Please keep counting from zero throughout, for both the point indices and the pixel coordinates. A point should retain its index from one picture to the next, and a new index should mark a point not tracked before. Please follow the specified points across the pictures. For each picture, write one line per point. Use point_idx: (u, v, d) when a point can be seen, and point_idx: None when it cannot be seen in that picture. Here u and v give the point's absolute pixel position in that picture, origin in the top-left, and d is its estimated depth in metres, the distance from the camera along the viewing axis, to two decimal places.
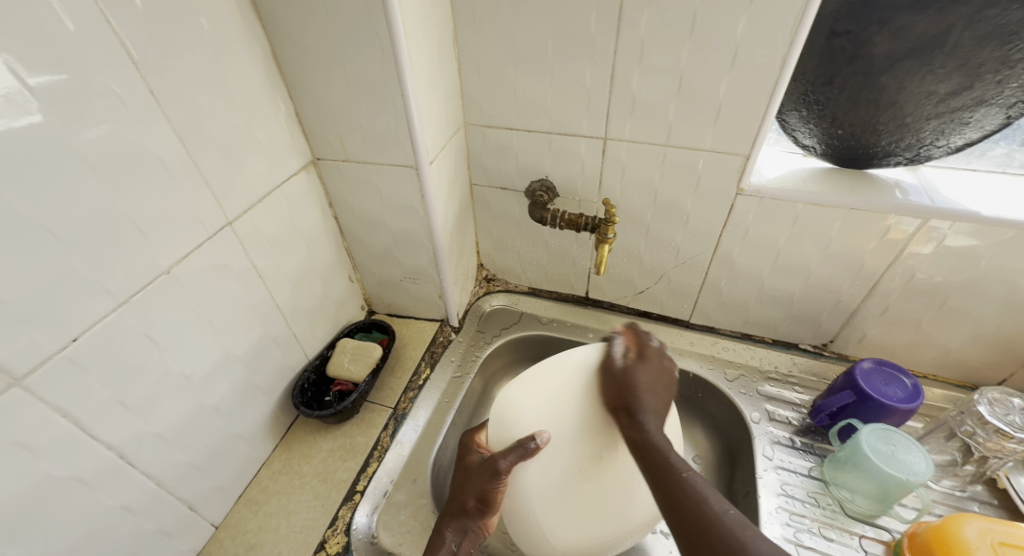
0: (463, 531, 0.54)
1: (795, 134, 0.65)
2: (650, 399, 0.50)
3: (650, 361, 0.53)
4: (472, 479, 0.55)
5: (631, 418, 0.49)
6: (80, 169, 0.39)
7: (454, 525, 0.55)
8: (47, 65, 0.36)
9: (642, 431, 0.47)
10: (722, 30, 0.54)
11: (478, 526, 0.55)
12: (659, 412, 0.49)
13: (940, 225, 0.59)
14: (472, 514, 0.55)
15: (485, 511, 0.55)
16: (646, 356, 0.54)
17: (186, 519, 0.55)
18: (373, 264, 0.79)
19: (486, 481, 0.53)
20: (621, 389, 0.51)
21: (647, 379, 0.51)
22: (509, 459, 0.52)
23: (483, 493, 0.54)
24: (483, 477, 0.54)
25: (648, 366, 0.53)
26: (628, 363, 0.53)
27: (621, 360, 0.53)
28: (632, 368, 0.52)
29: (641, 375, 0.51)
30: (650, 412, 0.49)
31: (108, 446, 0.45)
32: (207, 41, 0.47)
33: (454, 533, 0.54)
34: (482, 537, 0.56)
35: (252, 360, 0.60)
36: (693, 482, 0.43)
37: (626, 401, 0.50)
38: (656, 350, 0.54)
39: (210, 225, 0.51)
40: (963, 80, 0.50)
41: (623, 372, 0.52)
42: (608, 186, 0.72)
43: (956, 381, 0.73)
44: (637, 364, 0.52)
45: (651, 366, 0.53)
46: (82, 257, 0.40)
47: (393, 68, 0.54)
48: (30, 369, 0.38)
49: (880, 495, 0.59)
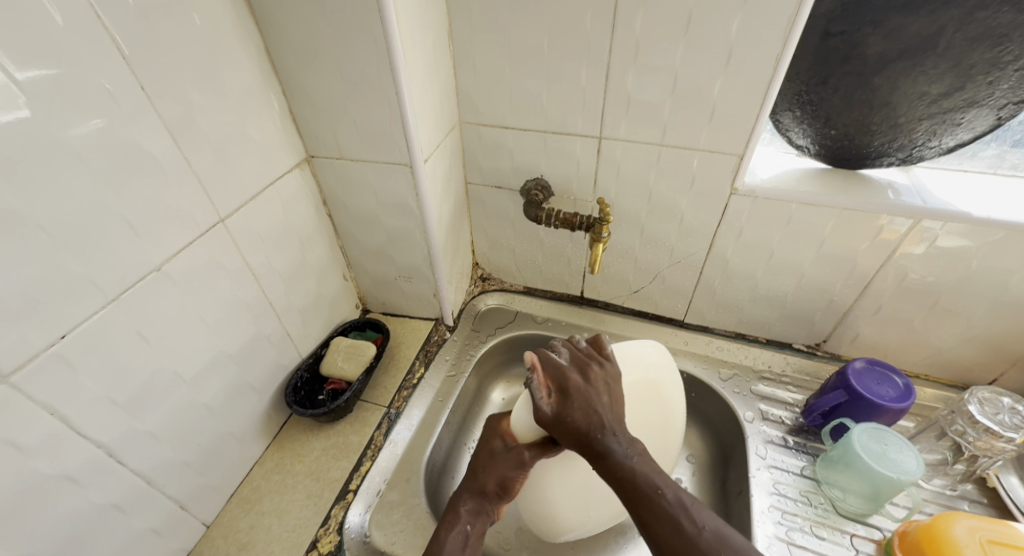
0: (479, 513, 0.55)
1: (788, 135, 0.65)
2: (604, 422, 0.49)
3: (587, 384, 0.51)
4: (494, 463, 0.56)
5: (596, 456, 0.47)
6: (70, 164, 0.39)
7: (470, 502, 0.55)
8: (36, 59, 0.36)
9: (613, 462, 0.47)
10: (717, 30, 0.54)
11: (491, 510, 0.56)
12: (620, 428, 0.49)
13: (932, 226, 0.60)
14: (490, 497, 0.56)
15: (503, 498, 0.56)
16: (588, 381, 0.52)
17: (177, 518, 0.55)
18: (367, 263, 0.78)
19: (510, 468, 0.55)
20: (577, 435, 0.48)
21: (598, 398, 0.50)
22: (535, 452, 0.54)
23: (503, 479, 0.55)
24: (508, 463, 0.55)
25: (579, 394, 0.50)
26: (563, 401, 0.50)
27: (547, 407, 0.50)
28: (568, 405, 0.49)
29: (582, 406, 0.49)
30: (614, 435, 0.48)
31: (97, 444, 0.44)
32: (200, 37, 0.47)
33: (470, 514, 0.54)
34: (494, 519, 0.57)
35: (245, 359, 0.60)
36: (670, 504, 0.43)
37: (587, 436, 0.48)
38: (568, 364, 0.53)
39: (203, 222, 0.51)
40: (954, 81, 0.51)
41: (558, 413, 0.49)
42: (603, 186, 0.72)
43: (947, 381, 0.74)
44: (567, 402, 0.50)
45: (598, 385, 0.51)
46: (73, 252, 0.40)
47: (388, 65, 0.53)
48: (18, 365, 0.38)
49: (871, 494, 0.59)
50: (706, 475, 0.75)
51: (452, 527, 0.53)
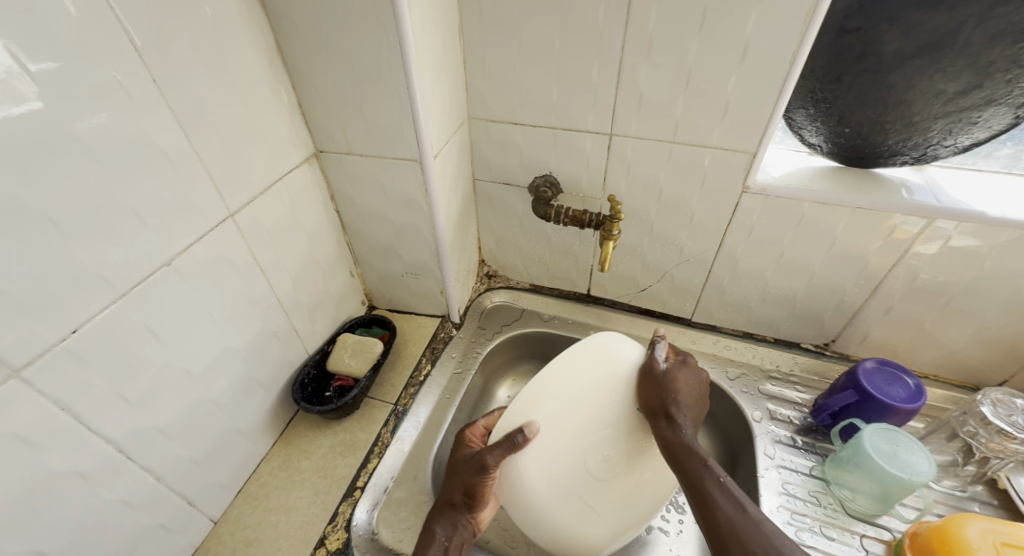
0: (453, 527, 0.52)
1: (801, 132, 0.65)
2: (689, 404, 0.51)
3: (687, 371, 0.54)
4: (459, 473, 0.53)
5: (667, 422, 0.49)
6: (79, 158, 0.38)
7: (444, 524, 0.52)
8: (49, 50, 0.35)
9: (680, 433, 0.48)
10: (731, 26, 0.53)
11: (468, 521, 0.53)
12: (693, 414, 0.51)
13: (945, 226, 0.59)
14: (460, 507, 0.53)
15: (473, 507, 0.53)
16: (682, 366, 0.54)
17: (185, 513, 0.54)
18: (374, 259, 0.78)
19: (472, 475, 0.51)
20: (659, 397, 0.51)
21: (690, 385, 0.53)
22: (496, 454, 0.50)
23: (469, 487, 0.52)
24: (470, 470, 0.52)
25: (687, 373, 0.54)
26: (669, 368, 0.53)
27: (661, 364, 0.53)
28: (673, 371, 0.53)
29: (682, 384, 0.52)
30: (687, 416, 0.50)
31: (107, 440, 0.44)
32: (210, 29, 0.46)
33: (444, 527, 0.52)
34: (471, 531, 0.54)
35: (252, 355, 0.59)
36: (732, 494, 0.44)
37: (666, 405, 0.50)
38: (692, 352, 0.56)
39: (212, 217, 0.50)
40: (972, 79, 0.50)
41: (664, 372, 0.52)
42: (613, 183, 0.71)
43: (957, 382, 0.74)
44: (676, 371, 0.53)
45: (689, 373, 0.54)
46: (83, 247, 0.40)
47: (399, 60, 0.53)
48: (29, 360, 0.37)
49: (882, 495, 0.59)
50: None
51: (428, 544, 0.51)
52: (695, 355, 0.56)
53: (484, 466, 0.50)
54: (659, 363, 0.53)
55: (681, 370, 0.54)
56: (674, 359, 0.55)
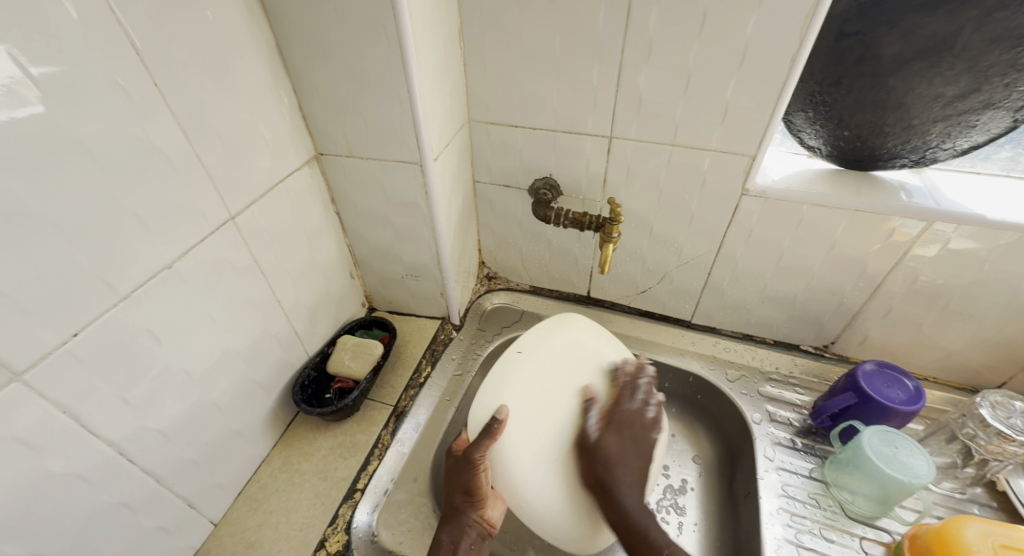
0: (459, 529, 0.54)
1: (800, 135, 0.65)
2: (624, 471, 0.52)
3: (625, 432, 0.55)
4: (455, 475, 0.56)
5: (608, 495, 0.51)
6: (81, 161, 0.38)
7: (449, 528, 0.54)
8: (53, 54, 0.35)
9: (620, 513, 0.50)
10: (731, 29, 0.53)
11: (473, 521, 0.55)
12: (634, 477, 0.52)
13: (944, 229, 0.59)
14: (463, 510, 0.55)
15: (477, 503, 0.55)
16: (622, 432, 0.55)
17: (185, 515, 0.54)
18: (375, 261, 0.78)
19: (467, 474, 0.55)
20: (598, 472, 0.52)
21: (625, 444, 0.54)
22: (480, 447, 0.54)
23: (467, 485, 0.55)
24: (462, 470, 0.55)
25: (615, 432, 0.54)
26: (602, 433, 0.54)
27: (593, 432, 0.54)
28: (604, 437, 0.53)
29: (614, 448, 0.53)
30: (624, 487, 0.51)
31: (108, 442, 0.44)
32: (212, 32, 0.47)
33: (450, 532, 0.54)
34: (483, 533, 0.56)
35: (252, 357, 0.60)
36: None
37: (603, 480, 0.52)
38: (627, 414, 0.56)
39: (213, 219, 0.51)
40: (971, 83, 0.50)
41: (597, 440, 0.53)
42: (613, 185, 0.71)
43: (956, 384, 0.74)
44: (608, 437, 0.54)
45: (621, 434, 0.55)
46: (86, 250, 0.40)
47: (400, 64, 0.53)
48: (31, 363, 0.37)
49: (881, 497, 0.59)
50: (713, 477, 0.75)
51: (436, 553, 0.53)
52: (632, 412, 0.56)
53: (473, 461, 0.54)
54: (591, 433, 0.54)
55: (610, 435, 0.54)
56: (603, 422, 0.55)
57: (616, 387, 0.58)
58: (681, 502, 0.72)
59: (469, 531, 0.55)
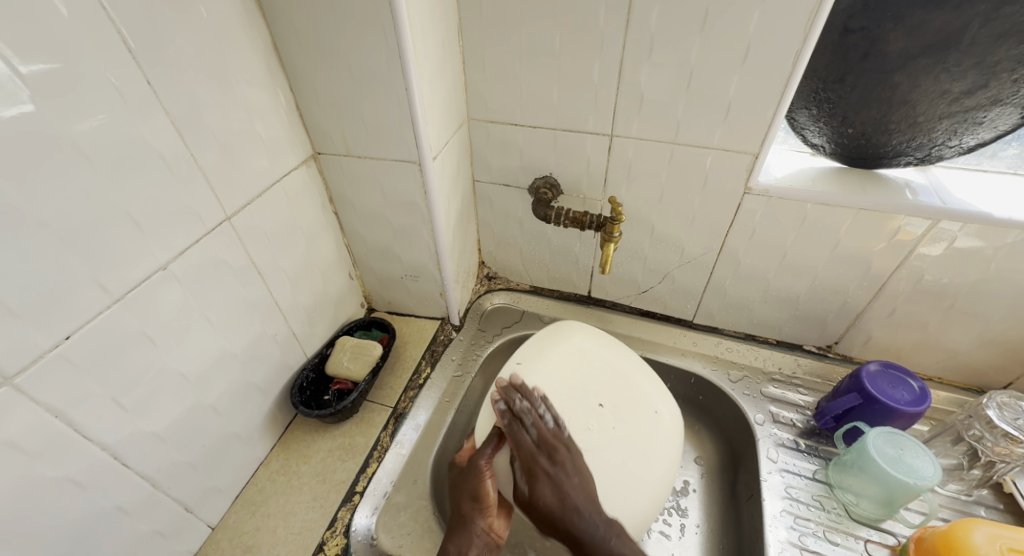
0: (466, 538, 0.53)
1: (803, 133, 0.64)
2: (571, 505, 0.51)
3: (556, 474, 0.53)
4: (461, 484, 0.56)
5: (565, 536, 0.51)
6: (73, 161, 0.38)
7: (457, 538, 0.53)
8: (44, 52, 0.35)
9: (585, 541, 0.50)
10: (733, 25, 0.52)
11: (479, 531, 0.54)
12: (583, 503, 0.51)
13: (950, 227, 0.58)
14: (470, 518, 0.54)
15: (484, 510, 0.55)
16: (557, 465, 0.53)
17: (182, 519, 0.54)
18: (373, 261, 0.78)
19: (475, 479, 0.55)
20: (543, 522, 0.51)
21: (565, 477, 0.52)
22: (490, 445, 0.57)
23: (474, 491, 0.55)
24: (471, 477, 0.56)
25: (548, 479, 0.52)
26: (532, 488, 0.52)
27: (524, 490, 0.53)
28: (535, 489, 0.52)
29: (550, 495, 0.52)
30: (580, 517, 0.51)
31: (102, 446, 0.43)
32: (206, 30, 0.46)
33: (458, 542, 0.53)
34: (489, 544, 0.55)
35: (250, 359, 0.59)
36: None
37: (553, 527, 0.51)
38: (533, 447, 0.54)
39: (209, 220, 0.50)
40: (978, 79, 0.49)
41: (532, 480, 0.52)
42: (614, 184, 0.71)
43: (962, 384, 0.73)
44: (534, 485, 0.52)
45: (554, 475, 0.53)
46: (78, 252, 0.39)
47: (397, 61, 0.52)
48: (23, 367, 0.37)
49: (886, 500, 0.59)
50: (715, 479, 0.74)
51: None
52: (536, 439, 0.54)
53: (479, 467, 0.56)
54: (523, 492, 0.53)
55: (540, 484, 0.52)
56: (526, 473, 0.53)
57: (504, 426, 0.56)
58: (683, 504, 0.72)
59: (477, 541, 0.53)
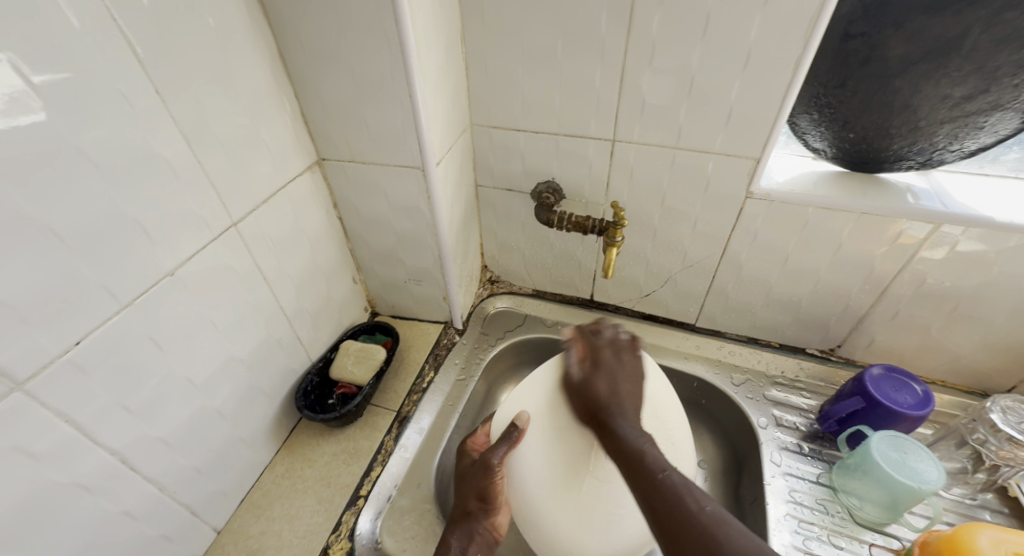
0: (469, 536, 0.53)
1: (805, 137, 0.64)
2: (619, 402, 0.49)
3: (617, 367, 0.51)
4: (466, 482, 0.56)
5: (603, 428, 0.47)
6: (83, 169, 0.38)
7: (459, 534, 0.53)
8: (54, 63, 0.35)
9: (618, 436, 0.46)
10: (734, 31, 0.53)
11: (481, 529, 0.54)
12: (629, 407, 0.48)
13: (952, 232, 0.59)
14: (475, 516, 0.54)
15: (490, 510, 0.55)
16: (617, 361, 0.52)
17: (188, 523, 0.54)
18: (377, 266, 0.78)
19: (479, 479, 0.55)
20: (594, 403, 0.49)
21: (616, 373, 0.51)
22: (498, 451, 0.54)
23: (482, 490, 0.55)
24: (477, 474, 0.55)
25: (605, 371, 0.51)
26: (588, 374, 0.51)
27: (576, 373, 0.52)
28: (591, 376, 0.51)
29: (604, 387, 0.50)
30: (623, 418, 0.47)
31: (110, 451, 0.44)
32: (213, 39, 0.47)
33: (460, 538, 0.53)
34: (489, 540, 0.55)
35: (255, 363, 0.59)
36: (672, 480, 0.41)
37: (597, 413, 0.48)
38: (596, 341, 0.54)
39: (215, 226, 0.50)
40: (978, 84, 0.49)
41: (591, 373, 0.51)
42: (616, 189, 0.71)
43: (966, 388, 0.73)
44: (595, 372, 0.51)
45: (606, 373, 0.51)
46: (87, 258, 0.40)
47: (401, 68, 0.53)
48: (33, 373, 0.37)
49: (890, 503, 0.58)
50: (719, 482, 0.74)
51: None
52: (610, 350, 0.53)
53: (490, 465, 0.54)
54: (574, 373, 0.52)
55: (595, 374, 0.51)
56: (587, 361, 0.52)
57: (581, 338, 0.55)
58: None
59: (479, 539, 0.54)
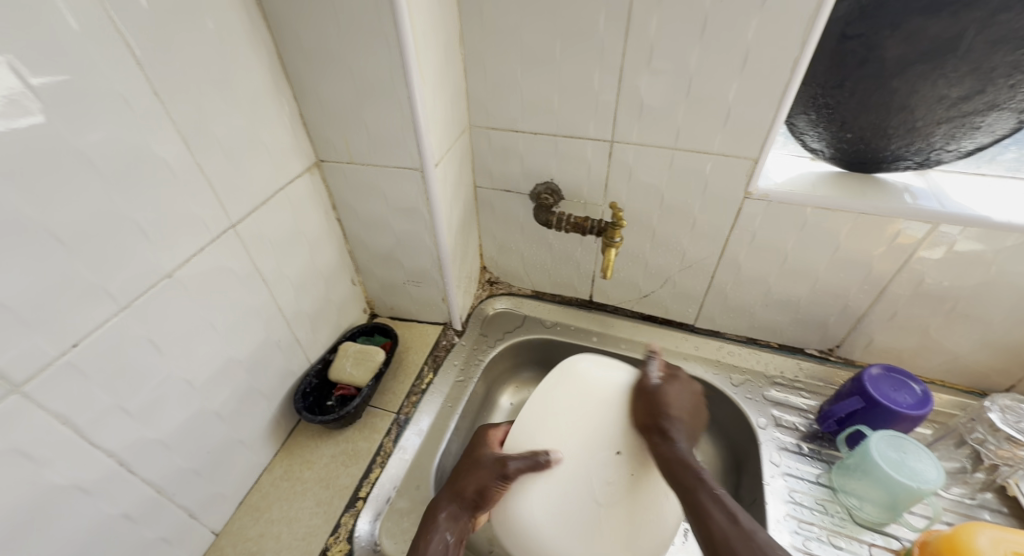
0: (459, 526, 0.53)
1: (803, 138, 0.65)
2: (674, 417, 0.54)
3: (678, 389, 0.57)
4: (476, 472, 0.55)
5: (660, 437, 0.53)
6: (81, 171, 0.38)
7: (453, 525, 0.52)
8: (52, 65, 0.35)
9: (675, 447, 0.52)
10: (732, 32, 0.53)
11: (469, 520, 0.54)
12: (683, 427, 0.54)
13: (950, 231, 0.59)
14: (467, 509, 0.54)
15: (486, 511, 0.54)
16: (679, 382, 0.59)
17: (187, 526, 0.54)
18: (376, 267, 0.78)
19: (492, 479, 0.54)
20: (653, 413, 0.55)
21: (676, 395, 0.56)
22: (519, 463, 0.55)
23: (483, 486, 0.54)
24: (489, 475, 0.55)
25: (677, 387, 0.57)
26: (663, 382, 0.58)
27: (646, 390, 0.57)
28: (665, 390, 0.57)
29: (675, 398, 0.56)
30: (679, 427, 0.54)
31: (108, 453, 0.44)
32: (212, 41, 0.47)
33: (449, 524, 0.52)
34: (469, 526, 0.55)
35: (254, 365, 0.59)
36: (726, 498, 0.48)
37: (658, 421, 0.54)
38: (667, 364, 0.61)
39: (214, 227, 0.50)
40: (975, 84, 0.50)
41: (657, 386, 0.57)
42: (614, 189, 0.71)
43: (964, 387, 0.73)
44: (668, 385, 0.57)
45: (681, 387, 0.58)
46: (86, 260, 0.39)
47: (400, 70, 0.53)
48: (30, 375, 0.37)
49: (890, 503, 0.58)
50: (719, 482, 0.74)
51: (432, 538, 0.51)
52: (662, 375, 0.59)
53: (507, 475, 0.54)
54: (652, 379, 0.58)
55: (671, 384, 0.58)
56: (665, 374, 0.59)
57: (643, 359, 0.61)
58: None
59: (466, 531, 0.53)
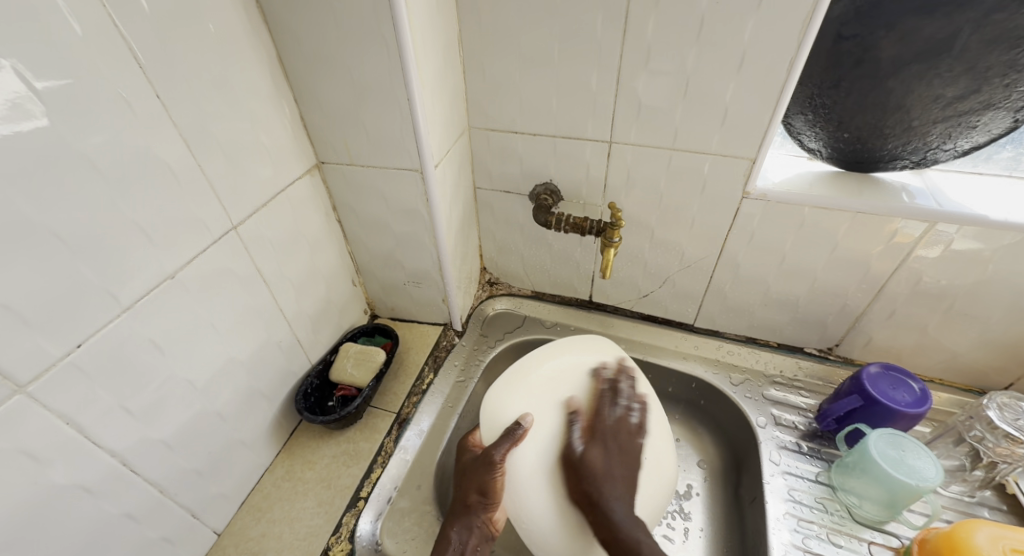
0: (468, 528, 0.54)
1: (800, 138, 0.65)
2: (612, 480, 0.51)
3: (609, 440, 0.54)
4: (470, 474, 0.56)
5: (596, 512, 0.49)
6: (84, 173, 0.39)
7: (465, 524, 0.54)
8: (55, 68, 0.36)
9: (612, 520, 0.48)
10: (728, 34, 0.53)
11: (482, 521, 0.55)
12: (622, 489, 0.51)
13: (947, 229, 0.59)
14: (475, 509, 0.55)
15: (489, 504, 0.55)
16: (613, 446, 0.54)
17: (189, 526, 0.54)
18: (376, 268, 0.78)
19: (482, 474, 0.55)
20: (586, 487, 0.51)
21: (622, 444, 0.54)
22: (500, 449, 0.54)
23: (483, 485, 0.55)
24: (479, 470, 0.55)
25: (601, 443, 0.54)
26: (587, 447, 0.53)
27: (579, 445, 0.53)
28: (586, 450, 0.53)
29: (601, 463, 0.52)
30: (614, 499, 0.50)
31: (111, 453, 0.44)
32: (214, 45, 0.47)
33: (460, 531, 0.54)
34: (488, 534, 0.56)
35: (255, 366, 0.60)
36: None
37: (586, 493, 0.51)
38: (612, 422, 0.56)
39: (215, 229, 0.51)
40: (969, 84, 0.50)
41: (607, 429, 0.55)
42: (613, 190, 0.71)
43: (963, 385, 0.73)
44: (591, 445, 0.53)
45: (606, 446, 0.54)
46: (89, 261, 0.40)
47: (400, 72, 0.53)
48: (35, 375, 0.37)
49: (888, 501, 0.59)
50: (719, 481, 0.74)
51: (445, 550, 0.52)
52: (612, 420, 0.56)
53: (491, 462, 0.54)
54: (576, 446, 0.53)
55: (594, 446, 0.53)
56: (586, 434, 0.54)
57: (597, 392, 0.58)
58: (687, 507, 0.72)
59: (476, 530, 0.54)
